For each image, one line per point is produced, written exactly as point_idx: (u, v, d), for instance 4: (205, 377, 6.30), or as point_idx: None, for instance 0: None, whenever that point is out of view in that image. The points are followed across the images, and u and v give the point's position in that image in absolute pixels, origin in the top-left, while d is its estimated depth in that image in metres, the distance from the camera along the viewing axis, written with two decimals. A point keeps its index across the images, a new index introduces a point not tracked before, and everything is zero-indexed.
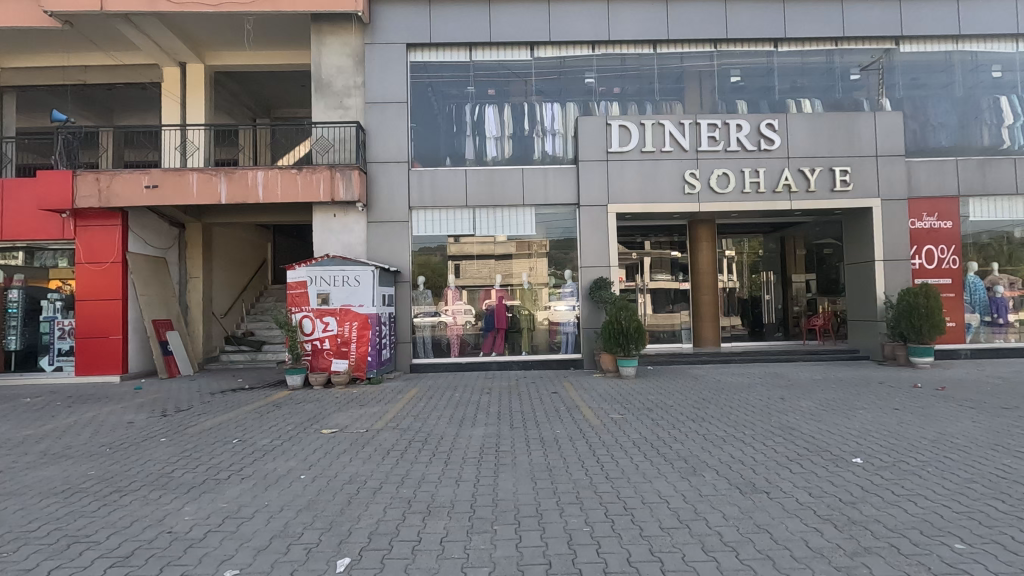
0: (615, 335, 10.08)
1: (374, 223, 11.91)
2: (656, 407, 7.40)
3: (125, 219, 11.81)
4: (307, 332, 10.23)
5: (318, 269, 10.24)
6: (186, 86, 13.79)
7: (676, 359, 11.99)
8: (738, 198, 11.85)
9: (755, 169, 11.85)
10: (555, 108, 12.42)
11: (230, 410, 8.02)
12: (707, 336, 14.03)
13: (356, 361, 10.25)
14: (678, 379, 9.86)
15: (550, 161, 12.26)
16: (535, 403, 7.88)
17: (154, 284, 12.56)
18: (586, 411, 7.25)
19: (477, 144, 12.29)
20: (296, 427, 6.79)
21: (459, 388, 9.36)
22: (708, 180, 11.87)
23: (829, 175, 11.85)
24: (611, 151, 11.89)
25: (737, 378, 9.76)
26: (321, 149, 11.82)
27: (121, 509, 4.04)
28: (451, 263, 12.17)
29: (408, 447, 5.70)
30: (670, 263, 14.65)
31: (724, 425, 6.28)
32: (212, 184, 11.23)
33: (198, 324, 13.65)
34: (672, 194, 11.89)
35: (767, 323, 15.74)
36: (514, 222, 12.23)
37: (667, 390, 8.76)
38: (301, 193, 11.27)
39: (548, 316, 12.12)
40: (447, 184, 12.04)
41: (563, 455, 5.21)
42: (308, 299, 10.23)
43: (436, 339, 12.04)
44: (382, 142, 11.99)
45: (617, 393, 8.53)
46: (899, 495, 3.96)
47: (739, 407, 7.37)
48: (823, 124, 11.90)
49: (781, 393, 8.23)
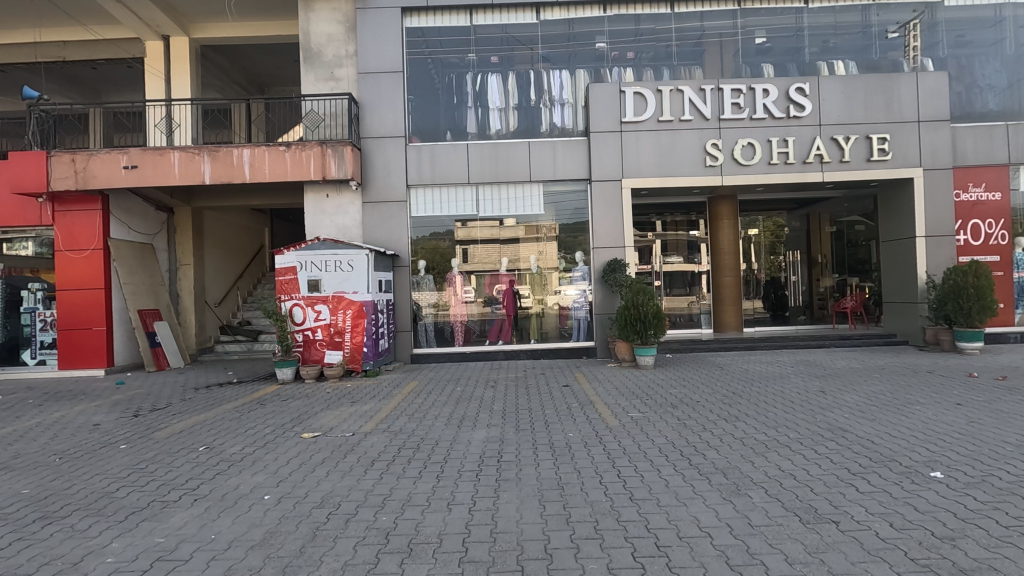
0: (632, 322, 9.21)
1: (370, 203, 11.06)
2: (681, 403, 6.55)
3: (106, 203, 11.09)
4: (298, 322, 9.50)
5: (309, 253, 9.47)
6: (169, 61, 12.91)
7: (697, 347, 11.12)
8: (764, 171, 10.85)
9: (783, 139, 10.83)
10: (564, 75, 11.44)
11: (209, 409, 7.28)
12: (729, 323, 13.20)
13: (351, 353, 9.48)
14: (701, 370, 9.00)
15: (558, 133, 11.31)
16: (544, 399, 7.05)
17: (141, 271, 11.87)
18: (602, 408, 6.41)
19: (480, 116, 11.36)
20: (275, 429, 6.04)
21: (462, 381, 8.59)
22: (732, 151, 10.87)
23: (865, 144, 10.80)
24: (626, 121, 10.91)
25: (766, 368, 8.87)
26: (311, 124, 10.95)
27: (34, 547, 3.29)
28: (458, 248, 11.37)
29: (397, 456, 4.91)
30: (687, 242, 13.70)
31: (764, 426, 5.41)
32: (195, 164, 10.43)
33: (189, 313, 12.99)
34: (692, 166, 10.90)
35: (792, 306, 14.80)
36: (521, 201, 11.34)
37: (691, 383, 7.91)
38: (291, 172, 10.45)
39: (560, 301, 11.29)
40: (448, 161, 11.16)
41: (576, 467, 4.40)
42: (298, 286, 9.49)
43: (439, 327, 11.26)
44: (377, 116, 11.11)
45: (634, 386, 7.70)
46: (1008, 528, 3.10)
47: (776, 402, 6.52)
48: (860, 87, 10.82)
49: (820, 386, 7.35)
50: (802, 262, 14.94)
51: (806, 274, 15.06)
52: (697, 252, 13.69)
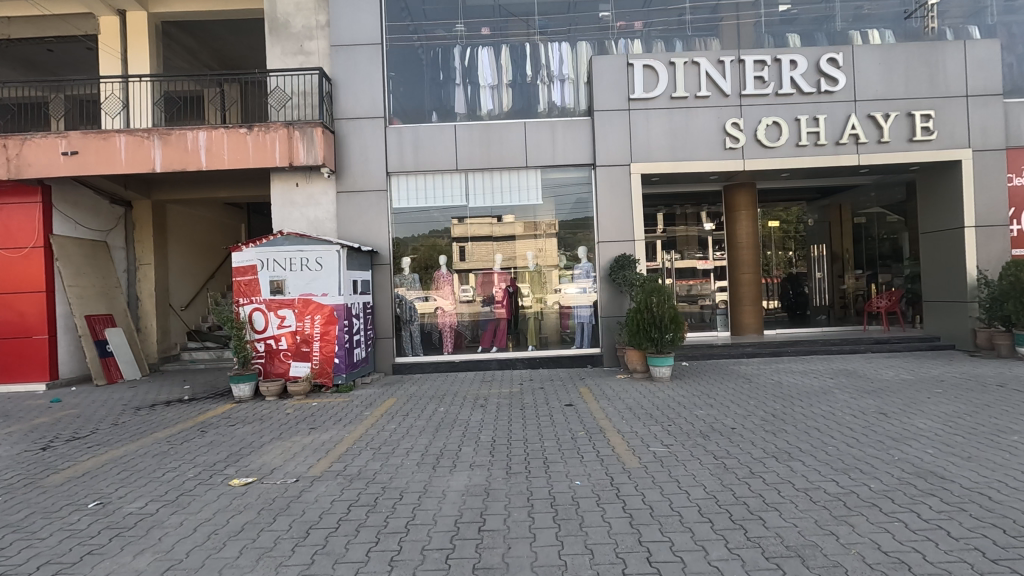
0: (645, 328, 7.92)
1: (345, 193, 9.77)
2: (713, 432, 5.27)
3: (47, 196, 9.80)
4: (259, 329, 8.24)
5: (271, 250, 8.22)
6: (126, 38, 11.61)
7: (716, 354, 9.85)
8: (792, 153, 9.55)
9: (813, 117, 9.53)
10: (564, 48, 10.16)
11: (137, 438, 5.99)
12: (748, 324, 11.85)
13: (320, 364, 8.20)
14: (726, 383, 7.70)
15: (558, 113, 10.02)
16: (543, 425, 5.76)
17: (92, 272, 10.59)
18: (615, 440, 5.13)
19: (469, 94, 10.09)
20: (204, 471, 4.76)
21: (447, 399, 7.31)
22: (755, 130, 9.57)
23: (907, 122, 9.52)
24: (635, 98, 9.59)
25: (802, 381, 7.57)
26: (278, 104, 9.65)
27: None
28: (450, 246, 10.17)
29: (344, 519, 3.64)
30: (694, 237, 12.55)
31: (830, 469, 4.13)
32: (143, 149, 9.15)
33: (150, 319, 11.72)
34: (710, 149, 9.61)
35: (816, 305, 13.56)
36: (516, 191, 10.07)
37: (720, 400, 6.63)
38: (252, 157, 9.17)
39: (562, 300, 10.04)
40: (434, 144, 9.87)
41: (587, 544, 3.13)
42: (259, 288, 8.23)
43: (425, 332, 10.01)
44: (352, 95, 9.82)
45: (651, 407, 6.41)
46: None
47: (831, 428, 5.25)
48: (899, 58, 9.54)
49: (878, 406, 6.06)
50: (819, 258, 13.79)
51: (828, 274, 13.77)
52: (705, 249, 12.52)
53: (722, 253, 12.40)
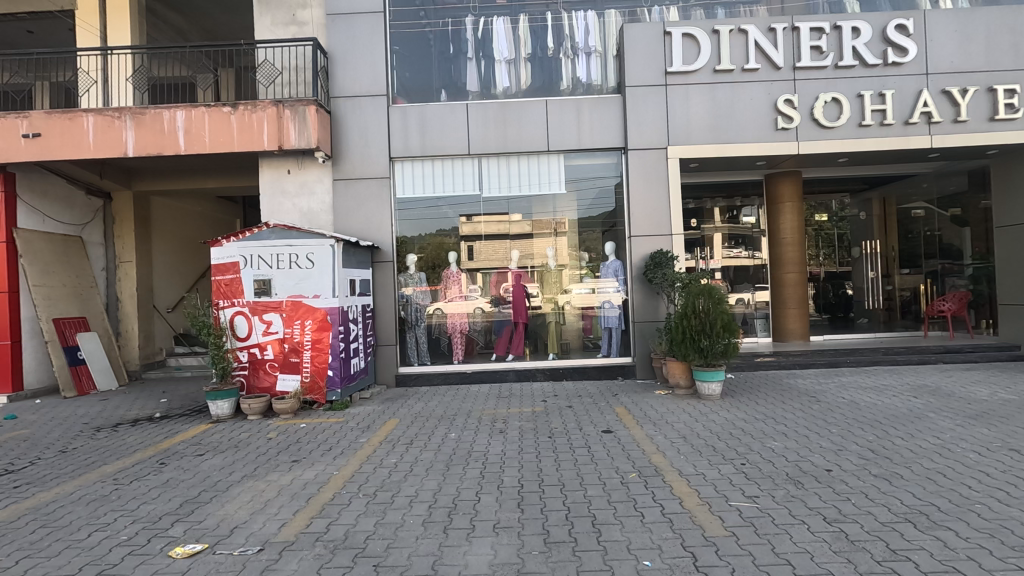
0: (693, 336, 6.73)
1: (343, 181, 8.62)
2: (806, 477, 4.06)
3: (10, 184, 8.73)
4: (241, 337, 7.12)
5: (255, 244, 7.11)
6: (105, 12, 10.49)
7: (764, 365, 8.64)
8: (853, 135, 8.33)
9: (878, 92, 8.29)
10: (590, 17, 9.00)
11: (80, 474, 4.85)
12: (793, 330, 10.65)
13: (312, 378, 7.07)
14: (790, 403, 6.47)
15: (583, 90, 8.84)
16: (582, 463, 4.59)
17: (63, 270, 9.52)
18: (679, 487, 3.96)
19: (483, 69, 8.95)
20: (143, 531, 3.60)
21: (459, 421, 6.16)
22: (812, 108, 8.33)
23: (988, 98, 8.25)
24: (672, 72, 8.39)
25: (881, 402, 6.34)
26: (266, 79, 8.53)
27: None
28: (461, 245, 9.09)
29: None
30: (727, 234, 11.35)
31: (1008, 551, 2.90)
32: (114, 130, 8.06)
33: (132, 322, 10.65)
34: (759, 130, 8.40)
35: (869, 309, 12.56)
36: (537, 179, 8.91)
37: (793, 427, 5.41)
38: (237, 139, 8.06)
39: (573, 301, 9.02)
40: (443, 126, 8.71)
41: None
42: (241, 289, 7.12)
43: (434, 338, 8.89)
44: (351, 71, 8.68)
45: (712, 436, 5.21)
46: None
47: (964, 474, 4.01)
48: (978, 24, 8.26)
49: (1001, 438, 4.83)
50: (851, 256, 12.61)
51: (861, 271, 12.67)
52: (711, 248, 11.42)
53: (736, 249, 11.31)
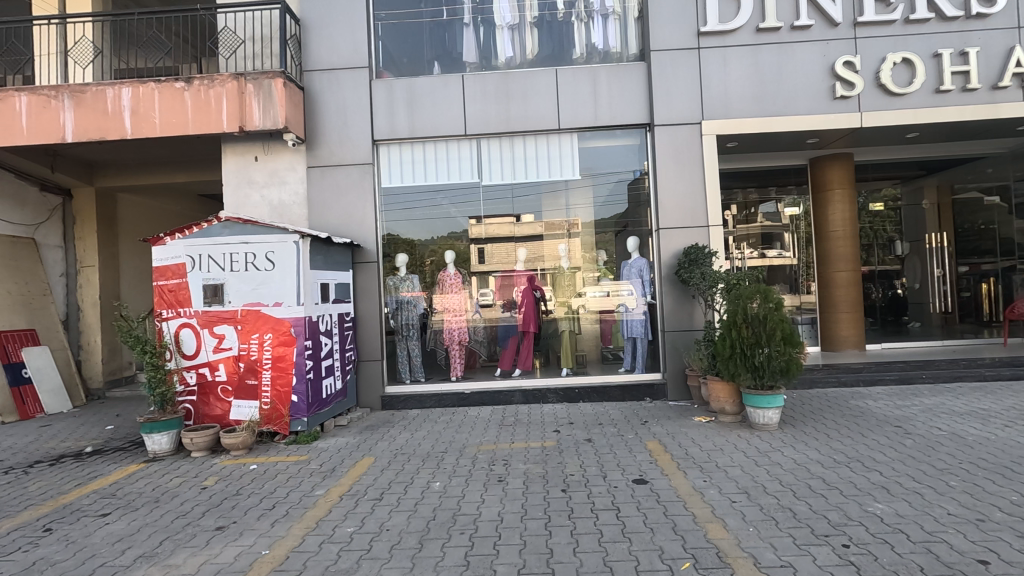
0: (744, 350, 5.33)
1: (318, 168, 7.37)
2: None
3: None
4: (188, 354, 5.88)
5: (205, 242, 5.87)
6: None
7: (821, 382, 7.19)
8: (929, 103, 6.89)
9: (959, 51, 6.85)
10: None
11: None
12: (845, 338, 9.16)
13: (272, 405, 5.80)
14: (872, 436, 5.04)
15: (600, 58, 7.50)
16: (610, 541, 3.21)
17: (8, 276, 8.37)
18: None
19: (482, 37, 7.66)
20: None
21: (448, 463, 4.82)
22: (878, 72, 6.90)
23: None
24: (707, 32, 7.02)
25: (995, 436, 4.87)
26: (228, 51, 7.30)
27: None
28: (476, 248, 7.81)
29: None
30: (754, 234, 10.22)
31: None
32: (50, 111, 6.90)
33: (92, 334, 9.50)
34: (813, 100, 6.98)
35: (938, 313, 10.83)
36: (546, 163, 7.58)
37: (896, 477, 3.98)
38: (192, 120, 6.84)
39: (588, 305, 7.72)
40: (436, 102, 7.43)
41: None
42: (188, 296, 5.88)
43: (429, 350, 7.63)
44: (329, 39, 7.44)
45: (784, 492, 3.80)
46: None
47: None
48: None
49: None
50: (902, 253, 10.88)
51: (919, 267, 11.02)
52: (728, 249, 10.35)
53: (754, 250, 10.23)
